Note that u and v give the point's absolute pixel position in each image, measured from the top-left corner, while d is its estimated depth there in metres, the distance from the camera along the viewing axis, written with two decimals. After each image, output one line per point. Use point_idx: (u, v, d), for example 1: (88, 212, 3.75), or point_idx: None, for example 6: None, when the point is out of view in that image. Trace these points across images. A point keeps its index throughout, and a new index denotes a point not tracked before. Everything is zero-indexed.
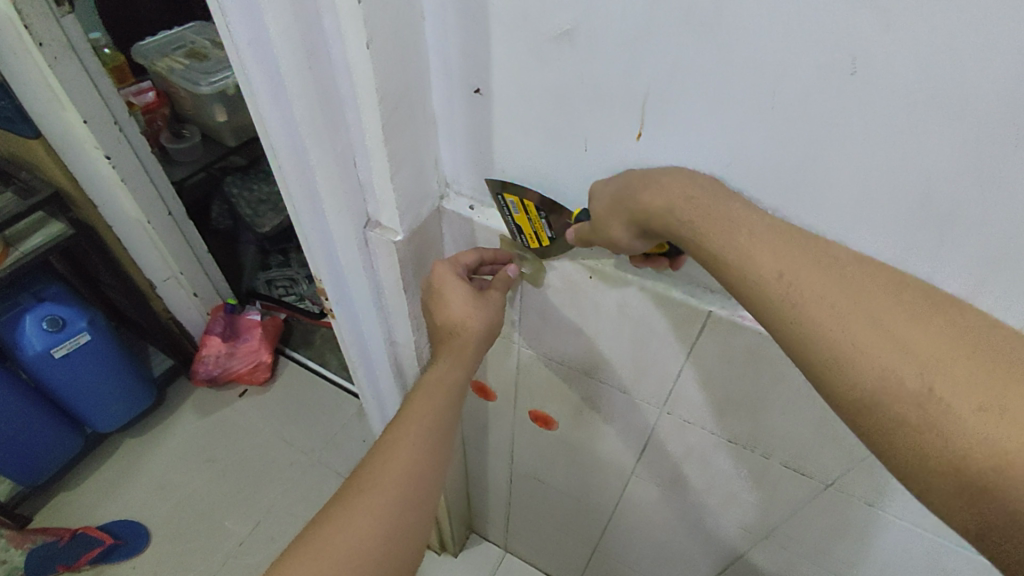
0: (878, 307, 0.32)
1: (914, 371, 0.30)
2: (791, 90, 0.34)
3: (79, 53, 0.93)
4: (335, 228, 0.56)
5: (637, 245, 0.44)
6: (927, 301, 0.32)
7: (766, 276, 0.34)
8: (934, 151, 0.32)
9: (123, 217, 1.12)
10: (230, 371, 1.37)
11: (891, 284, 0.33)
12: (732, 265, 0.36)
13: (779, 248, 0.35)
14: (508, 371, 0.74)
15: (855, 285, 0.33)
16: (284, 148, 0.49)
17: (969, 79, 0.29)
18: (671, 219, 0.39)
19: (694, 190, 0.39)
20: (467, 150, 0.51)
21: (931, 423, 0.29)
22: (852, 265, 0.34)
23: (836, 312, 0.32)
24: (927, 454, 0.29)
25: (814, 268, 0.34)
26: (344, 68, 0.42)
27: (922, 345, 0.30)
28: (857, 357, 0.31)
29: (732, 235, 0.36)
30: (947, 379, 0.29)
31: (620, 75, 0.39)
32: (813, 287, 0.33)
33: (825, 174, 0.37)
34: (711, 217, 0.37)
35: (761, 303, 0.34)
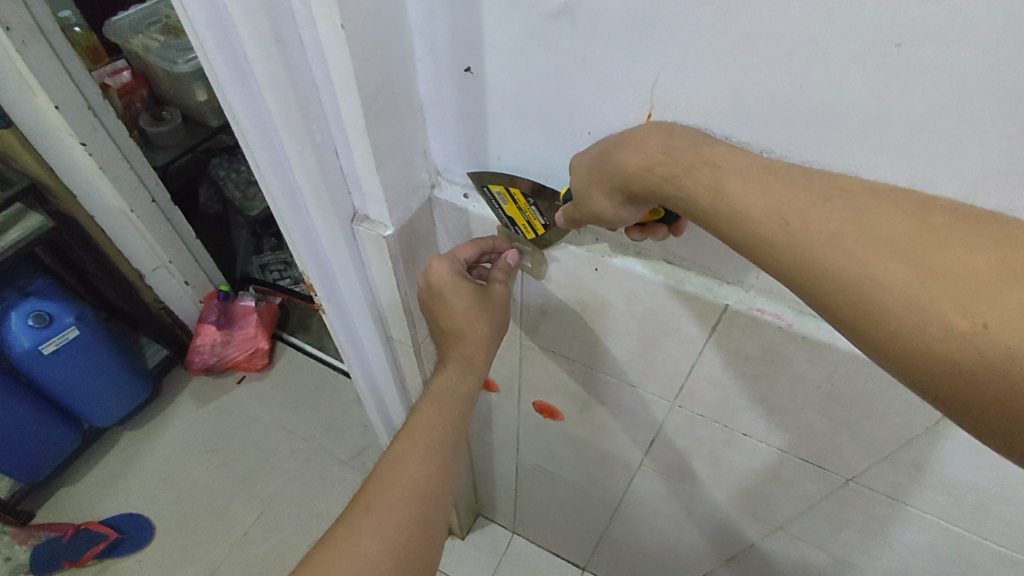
0: (900, 238, 0.27)
1: (958, 304, 0.25)
2: (822, 71, 0.30)
3: (47, 35, 0.88)
4: (320, 225, 0.52)
5: (629, 215, 0.38)
6: (960, 222, 0.27)
7: (767, 224, 0.30)
8: (984, 138, 0.29)
9: (105, 207, 1.08)
10: (227, 359, 1.35)
11: (915, 207, 0.28)
12: (727, 219, 0.31)
13: (775, 189, 0.30)
14: (509, 364, 0.71)
15: (867, 215, 0.28)
16: (257, 141, 0.44)
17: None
18: (655, 180, 0.34)
19: (673, 139, 0.34)
20: (458, 137, 0.47)
21: (993, 362, 0.24)
22: (865, 192, 0.29)
23: (847, 252, 0.27)
24: (994, 404, 0.24)
25: (819, 204, 0.29)
26: (316, 51, 0.38)
27: (961, 271, 0.25)
28: (883, 299, 0.26)
29: (720, 185, 0.31)
30: (1004, 305, 0.24)
31: (626, 56, 0.34)
32: (817, 228, 0.28)
33: (854, 161, 0.33)
34: (693, 167, 0.32)
35: (766, 255, 0.30)
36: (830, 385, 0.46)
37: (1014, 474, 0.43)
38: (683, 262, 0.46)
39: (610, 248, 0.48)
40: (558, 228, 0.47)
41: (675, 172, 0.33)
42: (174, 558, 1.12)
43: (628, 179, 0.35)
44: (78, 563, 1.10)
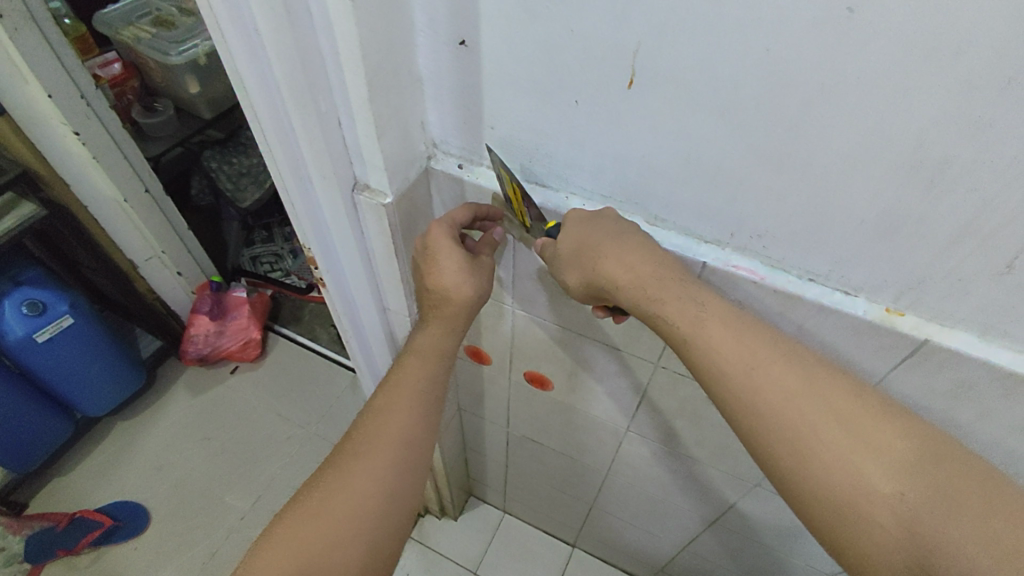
0: (838, 405, 0.38)
1: (880, 471, 0.36)
2: (783, 33, 0.33)
3: (39, 23, 0.89)
4: (322, 194, 0.54)
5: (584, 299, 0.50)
6: (880, 403, 0.39)
7: (739, 369, 0.41)
8: (927, 93, 0.32)
9: (98, 196, 1.09)
10: (220, 349, 1.36)
11: (854, 387, 0.39)
12: (702, 352, 0.42)
13: (748, 344, 0.41)
14: (501, 337, 0.74)
15: (821, 385, 0.39)
16: (264, 113, 0.47)
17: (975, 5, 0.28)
18: (638, 293, 0.44)
19: (663, 271, 0.44)
20: (454, 109, 0.50)
21: (902, 523, 0.35)
22: (819, 368, 0.40)
23: (800, 407, 0.39)
24: (898, 552, 0.35)
25: (780, 362, 0.40)
26: (323, 23, 0.40)
27: (886, 449, 0.37)
28: (823, 450, 0.37)
29: (700, 322, 0.42)
30: (913, 484, 0.36)
31: (609, 21, 0.37)
32: (779, 384, 0.39)
33: (819, 125, 0.37)
34: (681, 299, 0.43)
35: (733, 394, 0.41)
36: (797, 334, 0.49)
37: (965, 413, 0.47)
38: (666, 221, 0.49)
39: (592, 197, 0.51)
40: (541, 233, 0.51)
41: (660, 295, 0.43)
42: (170, 544, 1.13)
43: (614, 287, 0.45)
44: (74, 551, 1.11)
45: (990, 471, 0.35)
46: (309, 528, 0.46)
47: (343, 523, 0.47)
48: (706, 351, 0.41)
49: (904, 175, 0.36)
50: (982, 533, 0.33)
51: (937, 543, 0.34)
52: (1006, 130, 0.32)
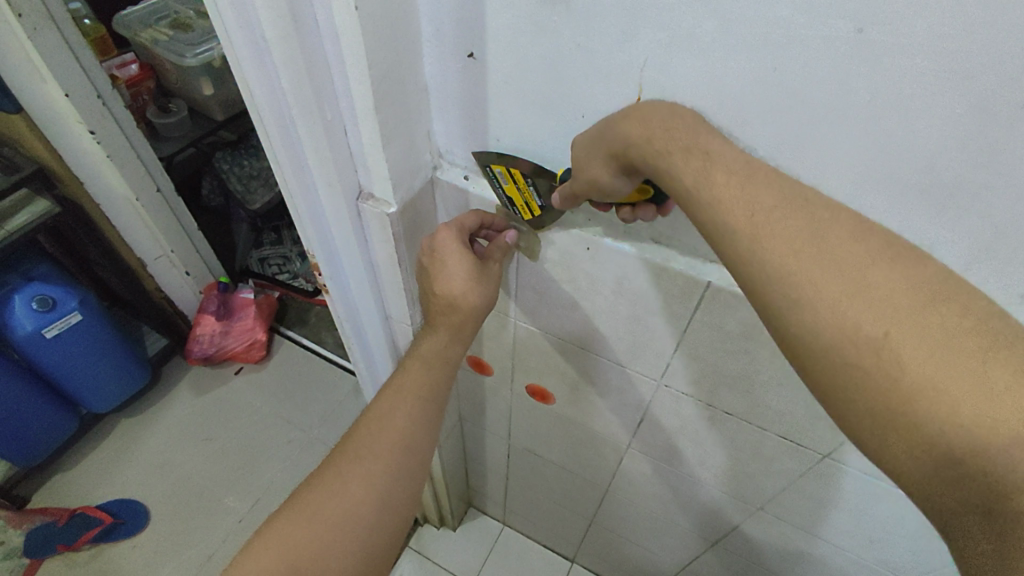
0: (839, 249, 0.31)
1: (875, 325, 0.29)
2: (795, 52, 0.33)
3: (58, 23, 0.90)
4: (327, 201, 0.55)
5: (621, 187, 0.42)
6: (889, 244, 0.31)
7: (727, 213, 0.33)
8: (935, 123, 0.32)
9: (111, 195, 1.10)
10: (225, 350, 1.36)
11: (858, 228, 0.32)
12: (707, 205, 0.34)
13: (753, 188, 0.33)
14: (504, 347, 0.73)
15: (821, 229, 0.32)
16: (271, 120, 0.47)
17: (992, 31, 0.28)
18: (649, 151, 0.37)
19: (675, 120, 0.36)
20: (461, 120, 0.50)
21: (888, 370, 0.29)
22: (822, 207, 0.32)
23: (792, 255, 0.31)
24: (878, 405, 0.29)
25: (778, 206, 0.32)
26: (331, 30, 0.40)
27: (888, 295, 0.29)
28: (813, 298, 0.30)
29: (706, 171, 0.34)
30: (910, 331, 0.29)
31: (617, 38, 0.37)
32: (779, 229, 0.32)
33: (824, 147, 0.36)
34: (690, 150, 0.35)
35: (726, 244, 0.33)
36: None
37: None
38: (671, 241, 0.49)
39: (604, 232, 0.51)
40: (553, 211, 0.50)
41: (669, 148, 0.36)
42: (169, 544, 1.13)
43: (629, 145, 0.38)
44: (73, 548, 1.12)
45: (996, 319, 0.29)
46: (304, 534, 0.46)
47: (338, 525, 0.47)
48: (705, 198, 0.34)
49: (915, 201, 0.36)
50: (977, 390, 0.27)
51: (924, 393, 0.28)
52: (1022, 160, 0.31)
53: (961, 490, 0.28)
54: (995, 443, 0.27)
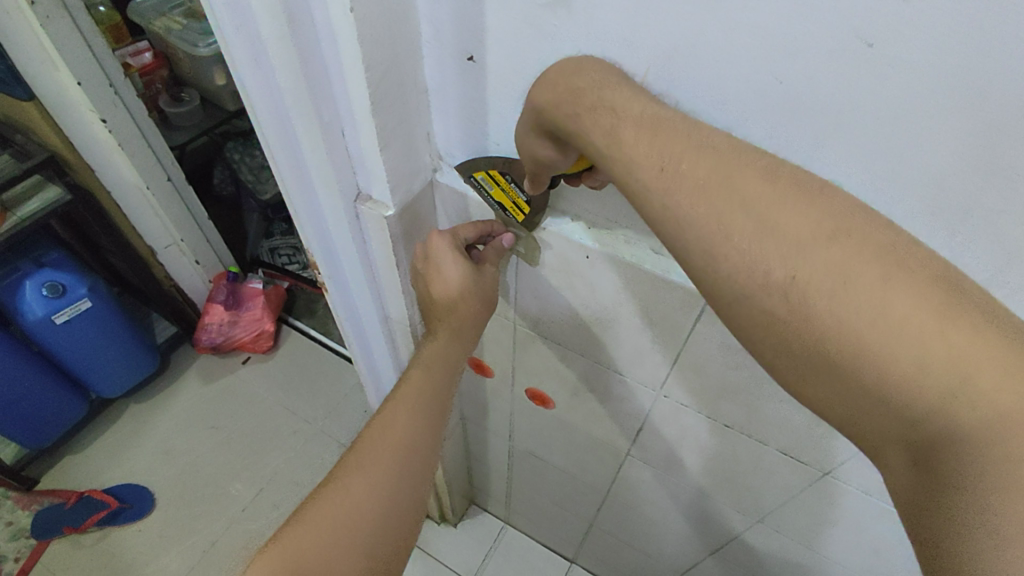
0: (747, 190, 0.30)
1: (780, 263, 0.29)
2: (801, 67, 0.31)
3: (71, 11, 0.91)
4: (325, 201, 0.55)
5: (561, 159, 0.41)
6: (796, 180, 0.31)
7: (646, 169, 0.32)
8: (945, 146, 0.30)
9: (122, 183, 1.11)
10: (233, 339, 1.37)
11: (766, 167, 0.31)
12: (619, 165, 0.33)
13: (662, 139, 0.33)
14: (503, 349, 0.73)
15: (731, 173, 0.31)
16: (268, 116, 0.47)
17: (1009, 51, 0.26)
18: (559, 115, 0.37)
19: (579, 78, 0.36)
20: (460, 124, 0.49)
21: (797, 309, 0.29)
22: (730, 149, 0.32)
23: (704, 201, 0.31)
24: (791, 341, 0.29)
25: (690, 154, 0.32)
26: (328, 33, 0.39)
27: (789, 230, 0.29)
28: (724, 244, 0.30)
29: (614, 130, 0.34)
30: (814, 264, 0.28)
31: (618, 47, 0.36)
32: (689, 177, 0.31)
33: (819, 161, 0.35)
34: (594, 108, 0.35)
35: (644, 202, 0.33)
36: None
37: None
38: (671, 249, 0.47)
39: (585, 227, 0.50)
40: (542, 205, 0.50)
41: (576, 111, 0.36)
42: (173, 530, 1.15)
43: (540, 110, 0.38)
44: (80, 529, 1.14)
45: (895, 245, 0.29)
46: (309, 541, 0.44)
47: (344, 534, 0.45)
48: (616, 155, 0.33)
49: (926, 223, 0.34)
50: (876, 313, 0.27)
51: (829, 326, 0.28)
52: None
53: (881, 420, 0.28)
54: (905, 370, 0.27)
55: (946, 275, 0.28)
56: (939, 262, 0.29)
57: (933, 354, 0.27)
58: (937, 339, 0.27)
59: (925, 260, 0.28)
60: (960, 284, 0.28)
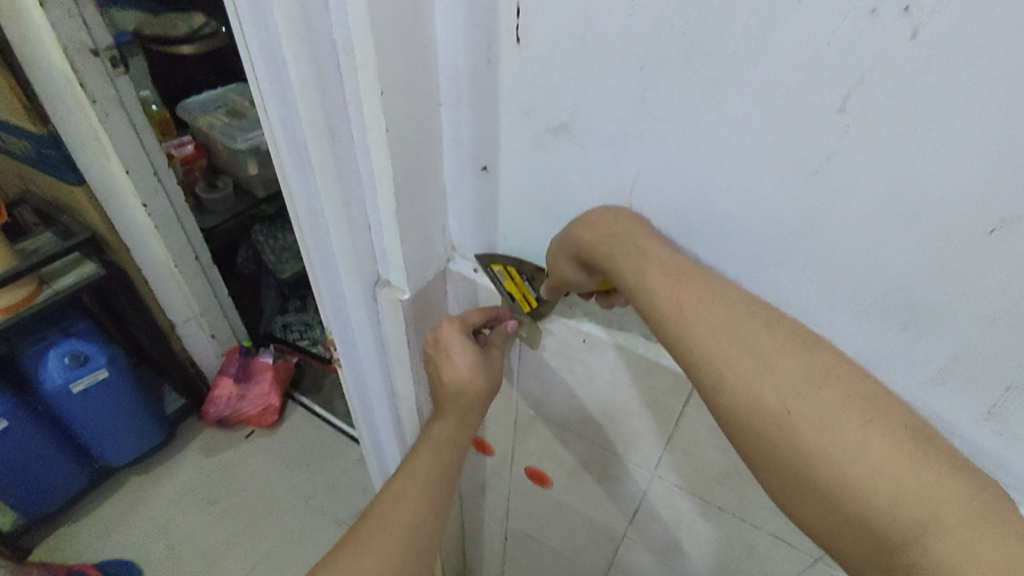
0: (751, 333, 0.36)
1: (778, 398, 0.34)
2: (762, 185, 0.41)
3: (128, 111, 1.02)
4: (347, 286, 0.61)
5: (587, 281, 0.49)
6: (793, 332, 0.36)
7: (666, 305, 0.39)
8: (890, 254, 0.38)
9: (152, 260, 1.19)
10: (240, 413, 1.40)
11: (767, 317, 0.37)
12: (644, 299, 0.40)
13: (681, 282, 0.39)
14: (505, 429, 0.76)
15: (737, 317, 0.37)
16: (304, 213, 0.56)
17: (907, 175, 0.35)
18: (597, 252, 0.45)
19: (617, 226, 0.44)
20: (473, 222, 0.57)
21: (788, 438, 0.34)
22: (738, 297, 0.38)
23: (715, 338, 0.36)
24: (786, 465, 0.34)
25: (703, 298, 0.38)
26: (363, 149, 0.48)
27: (785, 372, 0.35)
28: (732, 376, 0.35)
29: (642, 272, 0.41)
30: (805, 404, 0.34)
31: (611, 164, 0.46)
32: (704, 317, 0.37)
33: (793, 263, 0.43)
34: (627, 252, 0.42)
35: (661, 330, 0.39)
36: None
37: None
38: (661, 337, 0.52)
39: (587, 319, 0.56)
40: (552, 301, 0.55)
41: (613, 251, 0.43)
42: None
43: (580, 247, 0.46)
44: None
45: (875, 394, 0.34)
46: None
47: None
48: (641, 289, 0.41)
49: (880, 320, 0.42)
50: (857, 450, 0.32)
51: (817, 456, 0.33)
52: (972, 284, 0.36)
53: (858, 544, 0.32)
54: (879, 503, 0.31)
55: (921, 426, 0.33)
56: (913, 413, 0.34)
57: (904, 492, 0.31)
58: (908, 479, 0.31)
59: (903, 411, 0.33)
60: (930, 433, 0.33)
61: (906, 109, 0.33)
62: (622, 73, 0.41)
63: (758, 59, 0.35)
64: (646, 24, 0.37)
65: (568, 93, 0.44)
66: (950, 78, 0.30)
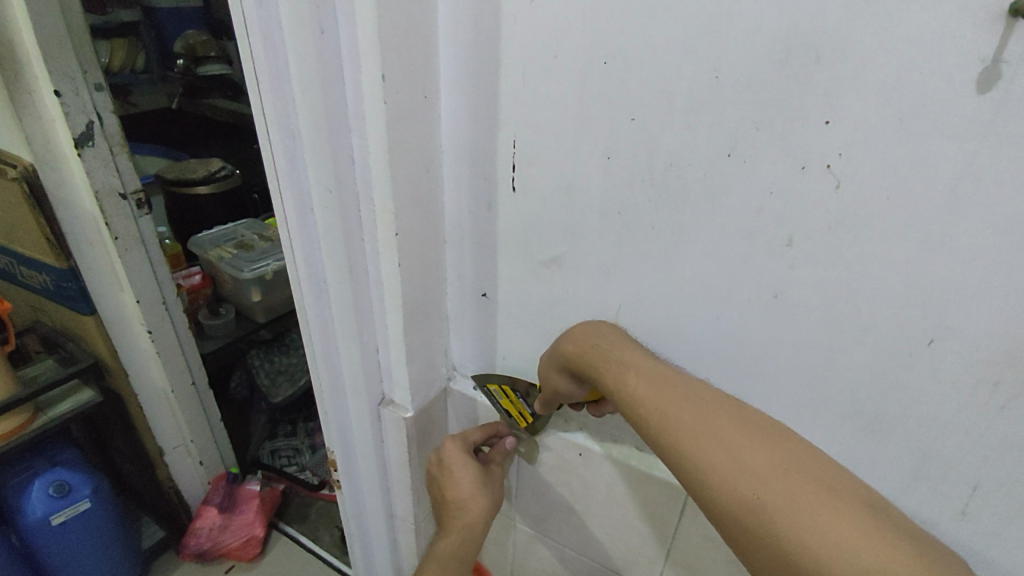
0: (722, 429, 0.40)
1: (750, 487, 0.37)
2: (729, 307, 0.47)
3: (146, 246, 1.10)
4: (353, 406, 0.65)
5: (576, 391, 0.53)
6: (760, 427, 0.40)
7: (647, 407, 0.43)
8: (849, 365, 0.44)
9: (150, 386, 1.20)
10: (221, 546, 1.34)
11: (735, 415, 0.41)
12: (627, 402, 0.44)
13: (659, 387, 0.44)
14: (503, 551, 0.75)
15: (709, 416, 0.41)
16: (317, 338, 0.60)
17: (848, 297, 0.41)
18: (583, 362, 0.50)
19: (599, 338, 0.50)
20: (474, 344, 0.63)
21: (763, 523, 0.36)
22: (710, 400, 0.42)
23: (689, 434, 0.40)
24: (766, 552, 0.35)
25: (679, 400, 0.43)
26: (377, 280, 0.54)
27: (754, 462, 0.38)
28: (707, 468, 0.38)
29: (624, 378, 0.46)
30: (773, 490, 0.36)
31: (597, 291, 0.52)
32: (681, 417, 0.41)
33: (765, 376, 0.48)
34: (609, 361, 0.48)
35: (647, 431, 0.43)
36: None
37: None
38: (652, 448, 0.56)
39: (581, 433, 0.59)
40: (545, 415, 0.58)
41: (596, 361, 0.49)
42: None
43: (568, 358, 0.51)
44: None
45: (836, 481, 0.37)
46: None
47: None
48: (625, 396, 0.45)
49: (849, 425, 0.46)
50: (825, 532, 0.34)
51: (790, 541, 0.35)
52: (918, 390, 0.42)
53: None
54: None
55: (880, 509, 0.36)
56: (876, 498, 0.37)
57: (866, 565, 0.32)
58: (868, 553, 0.33)
59: (862, 495, 0.36)
60: (891, 516, 0.35)
61: (837, 243, 0.40)
62: (604, 218, 0.48)
63: (715, 202, 0.43)
64: (622, 177, 0.46)
65: (556, 234, 0.52)
66: (875, 215, 0.38)
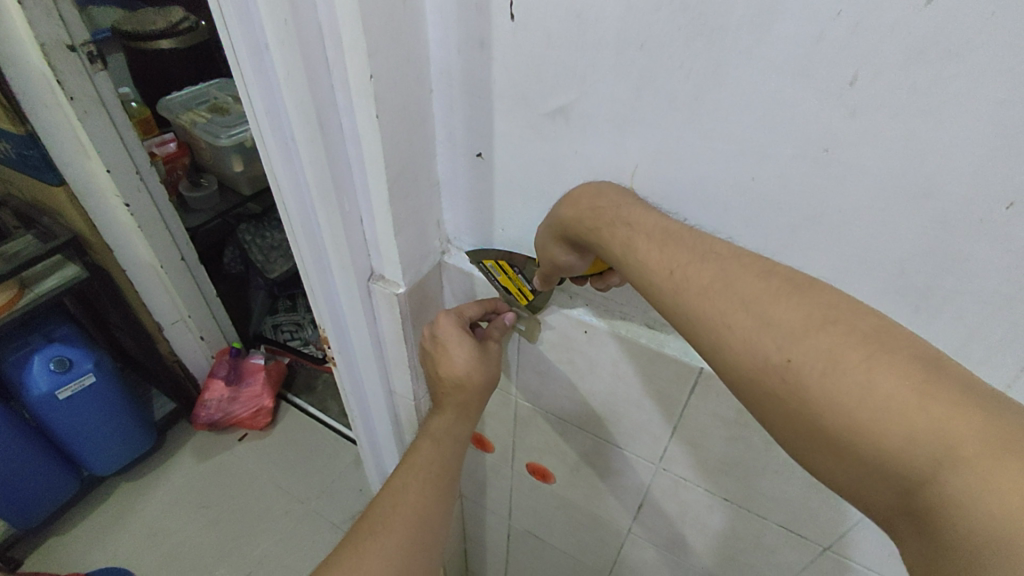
0: (746, 289, 0.35)
1: (777, 349, 0.33)
2: (770, 166, 0.39)
3: (108, 109, 0.99)
4: (340, 281, 0.59)
5: (578, 262, 0.47)
6: (790, 280, 0.35)
7: (658, 272, 0.38)
8: (906, 237, 0.37)
9: (137, 261, 1.16)
10: (231, 416, 1.38)
11: (761, 270, 0.36)
12: (635, 268, 0.39)
13: (670, 247, 0.39)
14: (504, 423, 0.75)
15: (731, 275, 0.36)
16: (293, 206, 0.53)
17: (922, 153, 0.33)
18: (580, 228, 0.43)
19: (600, 199, 0.43)
20: (468, 213, 0.56)
21: (794, 390, 0.32)
22: (731, 256, 0.37)
23: (708, 298, 0.36)
24: (795, 419, 0.32)
25: (695, 259, 0.37)
26: (353, 136, 0.46)
27: (783, 322, 0.33)
28: (728, 334, 0.34)
29: (629, 241, 0.40)
30: (805, 349, 0.32)
31: (609, 149, 0.44)
32: (697, 279, 0.36)
33: (801, 249, 0.42)
34: (611, 223, 0.42)
35: (657, 298, 0.38)
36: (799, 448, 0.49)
37: None
38: (664, 326, 0.51)
39: (586, 309, 0.54)
40: (546, 292, 0.53)
41: (596, 224, 0.42)
42: None
43: (564, 225, 0.44)
44: None
45: (881, 331, 0.32)
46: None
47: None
48: (632, 261, 0.40)
49: (892, 302, 0.41)
50: (863, 389, 0.30)
51: (823, 403, 0.31)
52: (985, 264, 0.36)
53: (886, 490, 0.30)
54: (890, 438, 0.29)
55: (933, 356, 0.31)
56: (927, 345, 0.32)
57: (914, 423, 0.29)
58: (916, 412, 0.29)
59: (913, 344, 0.31)
60: (945, 362, 0.31)
61: (916, 81, 0.31)
62: (622, 53, 0.39)
63: (765, 29, 0.33)
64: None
65: (563, 77, 0.42)
66: (978, 41, 0.29)
